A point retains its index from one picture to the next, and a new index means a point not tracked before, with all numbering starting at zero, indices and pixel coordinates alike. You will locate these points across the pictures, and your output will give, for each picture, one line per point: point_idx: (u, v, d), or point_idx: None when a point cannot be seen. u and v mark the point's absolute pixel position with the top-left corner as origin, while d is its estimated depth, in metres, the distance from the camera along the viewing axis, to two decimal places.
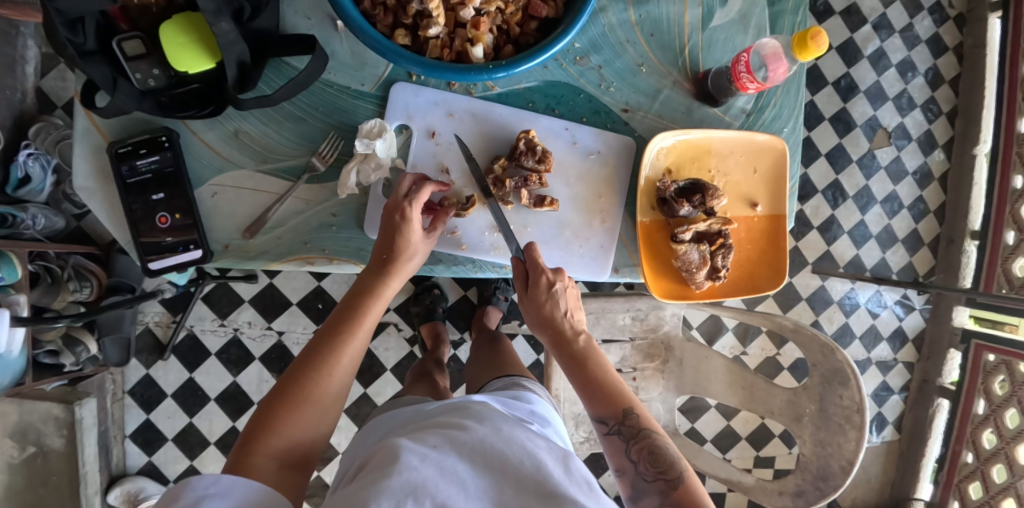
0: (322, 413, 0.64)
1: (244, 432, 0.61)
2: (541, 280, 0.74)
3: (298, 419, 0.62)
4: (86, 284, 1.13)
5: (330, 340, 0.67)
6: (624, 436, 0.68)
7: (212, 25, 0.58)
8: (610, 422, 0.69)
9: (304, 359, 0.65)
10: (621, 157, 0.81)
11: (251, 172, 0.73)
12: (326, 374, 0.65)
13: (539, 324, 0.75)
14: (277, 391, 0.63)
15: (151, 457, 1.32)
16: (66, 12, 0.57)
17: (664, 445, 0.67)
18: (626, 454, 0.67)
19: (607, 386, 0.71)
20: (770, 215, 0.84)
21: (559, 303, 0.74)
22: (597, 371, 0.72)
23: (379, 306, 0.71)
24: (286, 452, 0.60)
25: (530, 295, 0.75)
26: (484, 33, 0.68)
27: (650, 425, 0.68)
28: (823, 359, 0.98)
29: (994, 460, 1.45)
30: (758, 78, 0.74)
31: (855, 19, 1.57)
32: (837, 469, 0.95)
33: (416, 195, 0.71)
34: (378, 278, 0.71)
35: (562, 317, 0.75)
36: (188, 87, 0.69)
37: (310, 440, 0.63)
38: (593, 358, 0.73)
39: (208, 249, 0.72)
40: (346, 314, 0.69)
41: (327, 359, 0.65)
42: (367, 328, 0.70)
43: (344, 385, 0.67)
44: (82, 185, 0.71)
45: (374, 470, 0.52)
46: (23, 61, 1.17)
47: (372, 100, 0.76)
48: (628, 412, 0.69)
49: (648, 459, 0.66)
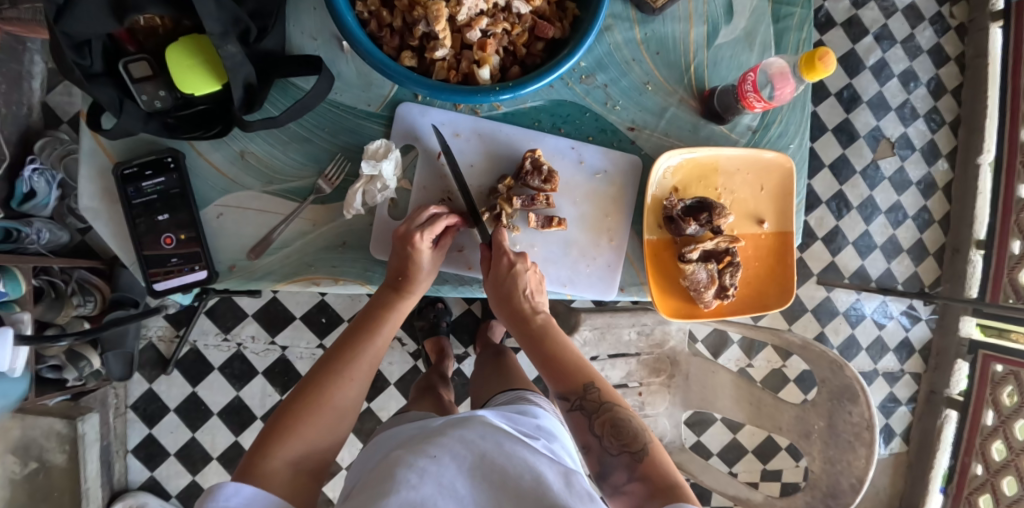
0: (340, 421, 0.65)
1: (260, 434, 0.61)
2: (503, 261, 0.74)
3: (315, 423, 0.62)
4: (90, 298, 1.14)
5: (346, 349, 0.68)
6: (587, 411, 0.70)
7: (218, 47, 0.58)
8: (572, 397, 0.71)
9: (322, 366, 0.67)
10: (628, 177, 0.81)
11: (258, 194, 0.73)
12: (344, 383, 0.65)
13: (500, 304, 0.77)
14: (293, 396, 0.64)
15: (154, 472, 1.31)
16: (75, 35, 0.58)
17: (626, 417, 0.69)
18: (590, 429, 0.69)
19: (569, 363, 0.74)
20: (777, 232, 0.84)
21: (519, 282, 0.75)
22: (557, 349, 0.76)
23: (393, 319, 0.72)
24: (301, 459, 0.60)
25: (490, 276, 0.76)
26: (490, 55, 0.67)
27: (614, 399, 0.71)
28: (831, 374, 0.97)
29: (1004, 472, 1.40)
30: (765, 97, 0.74)
31: (857, 30, 1.57)
32: (846, 486, 0.94)
33: (428, 226, 0.71)
34: (394, 296, 0.72)
35: (522, 296, 0.76)
36: (195, 109, 0.69)
37: (325, 447, 0.63)
38: (550, 335, 0.77)
39: (213, 270, 0.72)
40: (361, 326, 0.71)
41: (344, 366, 0.67)
42: (382, 340, 0.71)
43: (359, 396, 0.67)
44: (87, 205, 0.70)
45: (375, 483, 0.53)
46: (29, 76, 1.17)
47: (378, 120, 0.75)
48: (588, 388, 0.72)
49: (611, 433, 0.68)
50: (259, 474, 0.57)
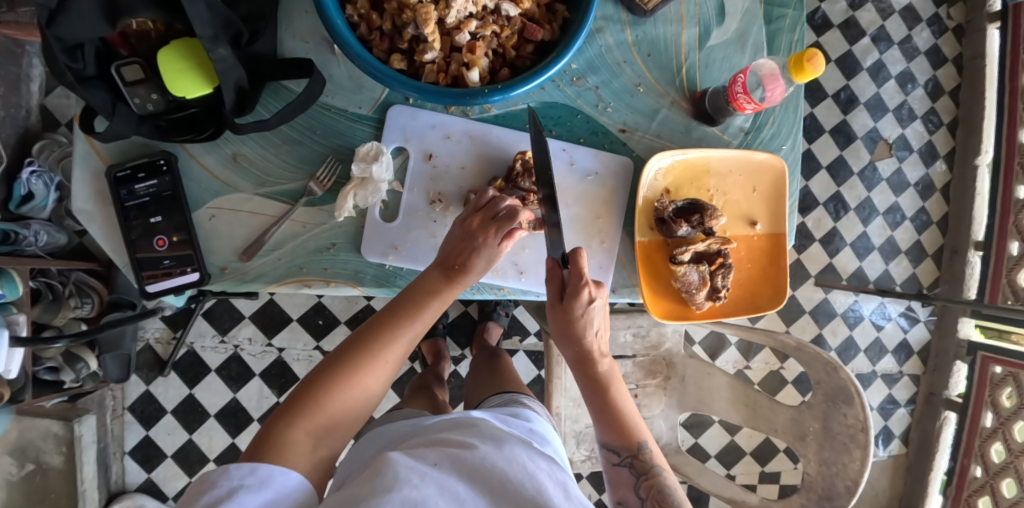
0: (366, 401, 0.64)
1: (290, 401, 0.61)
2: (582, 294, 0.71)
3: (343, 400, 0.62)
4: (88, 300, 1.14)
5: (387, 330, 0.66)
6: (634, 471, 0.72)
7: (210, 50, 0.59)
8: (622, 453, 0.73)
9: (361, 343, 0.65)
10: (619, 178, 0.81)
11: (249, 196, 0.73)
12: (377, 366, 0.64)
13: (565, 339, 0.74)
14: (329, 369, 0.62)
15: (151, 474, 1.31)
16: (67, 39, 0.58)
17: (672, 486, 0.70)
18: (634, 488, 0.71)
19: (626, 417, 0.74)
20: (770, 233, 0.84)
21: (588, 327, 0.72)
22: (617, 397, 0.74)
23: (439, 307, 0.70)
24: (323, 433, 0.60)
25: (557, 313, 0.73)
26: (480, 57, 0.68)
27: (661, 464, 0.72)
28: (826, 376, 0.96)
29: (1003, 474, 1.39)
30: (755, 99, 0.75)
31: (854, 31, 1.57)
32: (842, 489, 0.93)
33: (507, 223, 0.70)
34: (443, 282, 0.70)
35: (589, 337, 0.73)
36: (187, 112, 0.69)
37: (349, 423, 0.62)
38: (612, 385, 0.74)
39: (205, 272, 0.72)
40: (404, 308, 0.67)
41: (382, 349, 0.65)
42: (423, 328, 0.68)
43: (388, 379, 0.66)
44: (80, 207, 0.71)
45: (372, 478, 0.53)
46: (27, 79, 1.18)
47: (370, 122, 0.76)
48: (640, 447, 0.73)
49: (654, 498, 0.70)
50: (280, 445, 0.57)
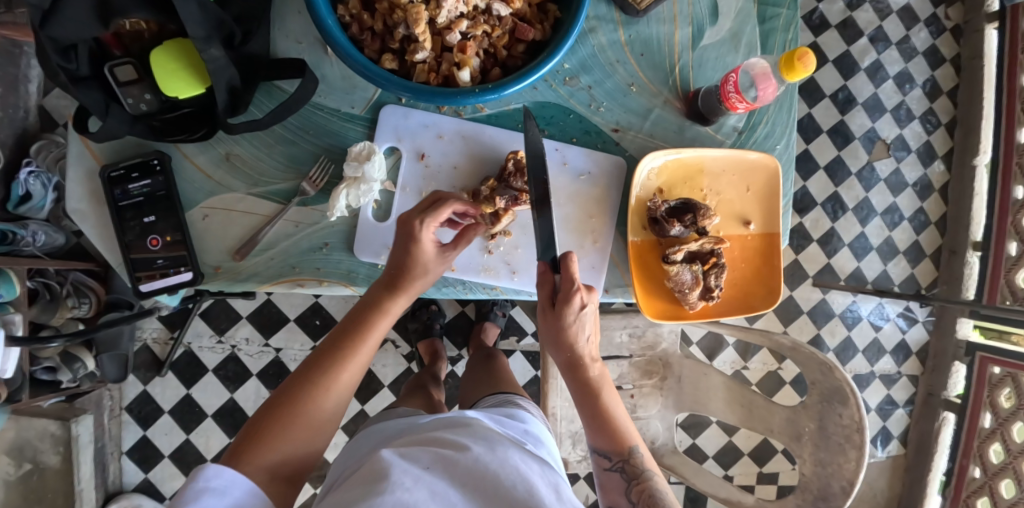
0: (322, 427, 0.64)
1: (237, 440, 0.60)
2: (574, 299, 0.70)
3: (295, 430, 0.61)
4: (85, 300, 1.14)
5: (332, 354, 0.66)
6: (625, 475, 0.71)
7: (201, 51, 0.59)
8: (613, 457, 0.72)
9: (305, 373, 0.65)
10: (612, 178, 0.81)
11: (242, 196, 0.73)
12: (324, 390, 0.64)
13: (555, 346, 0.74)
14: (273, 404, 0.62)
15: (148, 474, 1.31)
16: (61, 40, 0.59)
17: (663, 490, 0.69)
18: (625, 492, 0.70)
19: (616, 420, 0.74)
20: (763, 233, 0.84)
21: (578, 331, 0.72)
22: (608, 402, 0.74)
23: (384, 323, 0.70)
24: (278, 465, 0.59)
25: (550, 318, 0.72)
26: (470, 57, 0.68)
27: (652, 468, 0.72)
28: (821, 377, 0.96)
29: (1002, 475, 1.38)
30: (748, 98, 0.75)
31: (852, 32, 1.58)
32: (837, 490, 0.93)
33: (430, 214, 0.68)
34: (387, 294, 0.70)
35: (580, 343, 0.73)
36: (180, 112, 0.70)
37: (304, 455, 0.62)
38: (602, 390, 0.74)
39: (198, 271, 0.72)
40: (347, 331, 0.68)
41: (328, 373, 0.65)
42: (372, 345, 0.69)
43: (341, 403, 0.66)
44: (74, 207, 0.71)
45: (365, 481, 0.52)
46: (25, 80, 1.18)
47: (363, 122, 0.76)
48: (631, 451, 0.72)
49: (646, 501, 0.69)
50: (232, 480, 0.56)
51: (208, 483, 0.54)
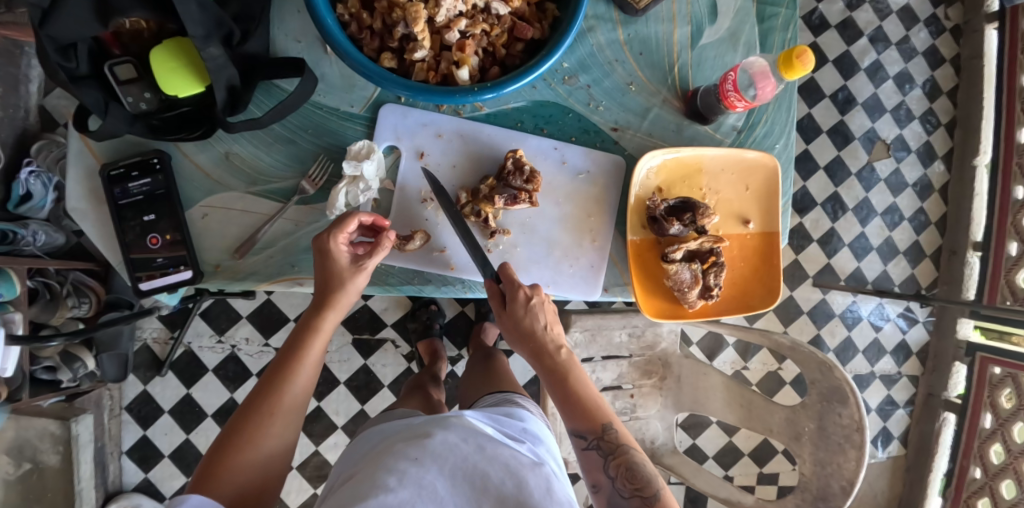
0: (275, 454, 0.63)
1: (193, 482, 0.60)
2: (519, 295, 0.73)
3: (245, 464, 0.61)
4: (84, 300, 1.14)
5: (270, 381, 0.65)
6: (603, 451, 0.69)
7: (200, 49, 0.59)
8: (588, 436, 0.70)
9: (245, 408, 0.63)
10: (611, 177, 0.81)
11: (242, 194, 0.73)
12: (268, 417, 0.63)
13: (520, 338, 0.74)
14: (221, 441, 0.62)
15: (148, 474, 1.31)
16: (60, 39, 0.59)
17: (642, 462, 0.69)
18: (603, 469, 0.69)
19: (587, 401, 0.72)
20: (763, 232, 0.84)
21: (536, 318, 0.73)
22: (577, 386, 0.73)
23: (321, 341, 0.68)
24: (238, 498, 0.60)
25: (507, 316, 0.74)
26: (469, 55, 0.68)
27: (628, 442, 0.70)
28: (821, 376, 0.96)
29: (1002, 475, 1.38)
30: (747, 97, 0.75)
31: (852, 32, 1.58)
32: (837, 489, 0.93)
33: (338, 226, 0.67)
34: (314, 314, 0.68)
35: (542, 330, 0.74)
36: (179, 111, 0.70)
37: (263, 482, 0.62)
38: (571, 373, 0.73)
39: (198, 270, 0.72)
40: (285, 354, 0.67)
41: (269, 400, 0.64)
42: (311, 361, 0.67)
43: (292, 425, 0.65)
44: (74, 206, 0.71)
45: (354, 486, 0.53)
46: (26, 80, 1.18)
47: (362, 121, 0.76)
48: (606, 427, 0.70)
49: (625, 476, 0.68)
50: None
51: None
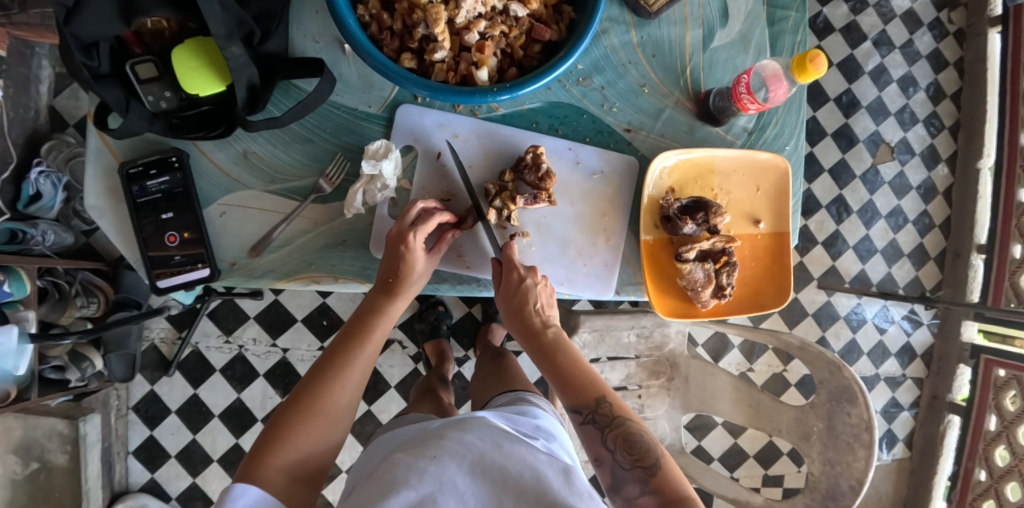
0: (336, 428, 0.65)
1: (255, 445, 0.62)
2: (513, 276, 0.76)
3: (308, 433, 0.63)
4: (93, 300, 1.15)
5: (339, 356, 0.68)
6: (599, 425, 0.69)
7: (223, 49, 0.59)
8: (583, 411, 0.70)
9: (313, 377, 0.66)
10: (624, 177, 0.82)
11: (259, 193, 0.74)
12: (336, 389, 0.65)
13: (510, 318, 0.77)
14: (288, 405, 0.64)
15: (154, 474, 1.32)
16: (83, 37, 0.59)
17: (639, 431, 0.68)
18: (602, 443, 0.68)
19: (583, 376, 0.73)
20: (773, 233, 0.85)
21: (530, 296, 0.76)
22: (567, 360, 0.75)
23: (385, 324, 0.72)
24: (296, 467, 0.61)
25: (501, 288, 0.76)
26: (489, 56, 0.69)
27: (625, 414, 0.69)
28: (829, 376, 0.97)
29: (1007, 478, 1.38)
30: (759, 99, 0.76)
31: (856, 35, 1.58)
32: (846, 488, 0.93)
33: (421, 225, 0.71)
34: (385, 299, 0.72)
35: (532, 310, 0.76)
36: (199, 109, 0.71)
37: (320, 456, 0.63)
38: (561, 348, 0.76)
39: (215, 267, 0.73)
40: (351, 333, 0.70)
41: (337, 374, 0.66)
42: (375, 344, 0.71)
43: (352, 402, 0.67)
44: (92, 203, 0.72)
45: (375, 487, 0.53)
46: (37, 80, 1.19)
47: (379, 121, 0.77)
48: (600, 401, 0.70)
49: (624, 447, 0.67)
50: (254, 483, 0.58)
51: (235, 503, 0.56)
